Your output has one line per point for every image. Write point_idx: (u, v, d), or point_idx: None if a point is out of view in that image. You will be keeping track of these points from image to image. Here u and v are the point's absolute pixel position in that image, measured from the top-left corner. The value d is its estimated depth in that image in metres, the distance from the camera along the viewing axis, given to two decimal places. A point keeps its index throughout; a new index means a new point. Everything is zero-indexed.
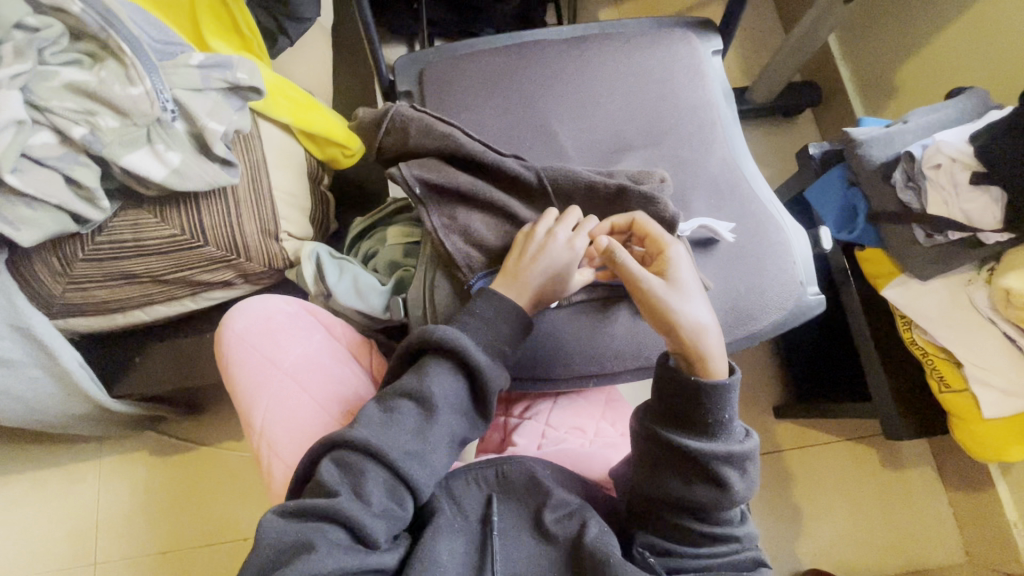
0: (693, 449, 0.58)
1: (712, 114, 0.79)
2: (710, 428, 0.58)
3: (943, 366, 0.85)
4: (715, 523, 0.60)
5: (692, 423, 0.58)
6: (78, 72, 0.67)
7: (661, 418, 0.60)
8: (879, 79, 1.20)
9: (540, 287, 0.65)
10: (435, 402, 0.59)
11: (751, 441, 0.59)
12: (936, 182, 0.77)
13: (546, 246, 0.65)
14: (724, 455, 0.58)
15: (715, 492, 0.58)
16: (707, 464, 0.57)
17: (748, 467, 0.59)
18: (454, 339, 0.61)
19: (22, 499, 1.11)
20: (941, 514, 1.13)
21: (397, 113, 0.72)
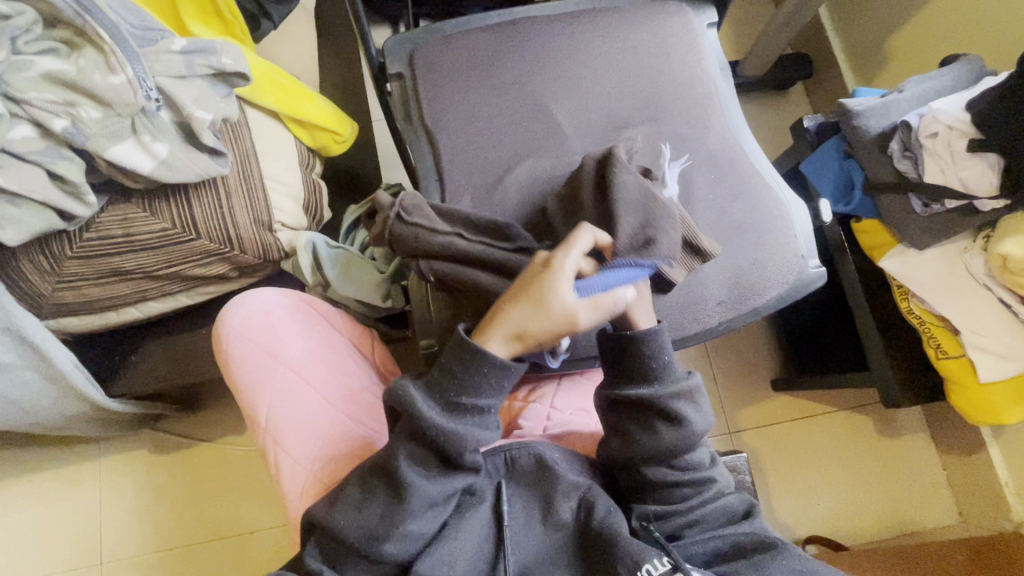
0: (644, 397, 0.59)
1: (709, 89, 0.78)
2: (654, 374, 0.59)
3: (941, 333, 0.86)
4: (693, 470, 0.61)
5: (634, 373, 0.59)
6: (55, 61, 0.64)
7: (609, 380, 0.62)
8: (870, 49, 1.19)
9: (522, 330, 0.52)
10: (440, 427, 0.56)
11: (694, 375, 0.61)
12: (934, 151, 0.77)
13: (544, 278, 0.51)
14: (673, 393, 0.59)
15: (678, 432, 0.59)
16: (663, 407, 0.59)
17: (698, 399, 0.61)
18: (417, 416, 0.54)
19: (22, 503, 1.10)
20: (935, 476, 1.16)
21: (392, 229, 0.64)
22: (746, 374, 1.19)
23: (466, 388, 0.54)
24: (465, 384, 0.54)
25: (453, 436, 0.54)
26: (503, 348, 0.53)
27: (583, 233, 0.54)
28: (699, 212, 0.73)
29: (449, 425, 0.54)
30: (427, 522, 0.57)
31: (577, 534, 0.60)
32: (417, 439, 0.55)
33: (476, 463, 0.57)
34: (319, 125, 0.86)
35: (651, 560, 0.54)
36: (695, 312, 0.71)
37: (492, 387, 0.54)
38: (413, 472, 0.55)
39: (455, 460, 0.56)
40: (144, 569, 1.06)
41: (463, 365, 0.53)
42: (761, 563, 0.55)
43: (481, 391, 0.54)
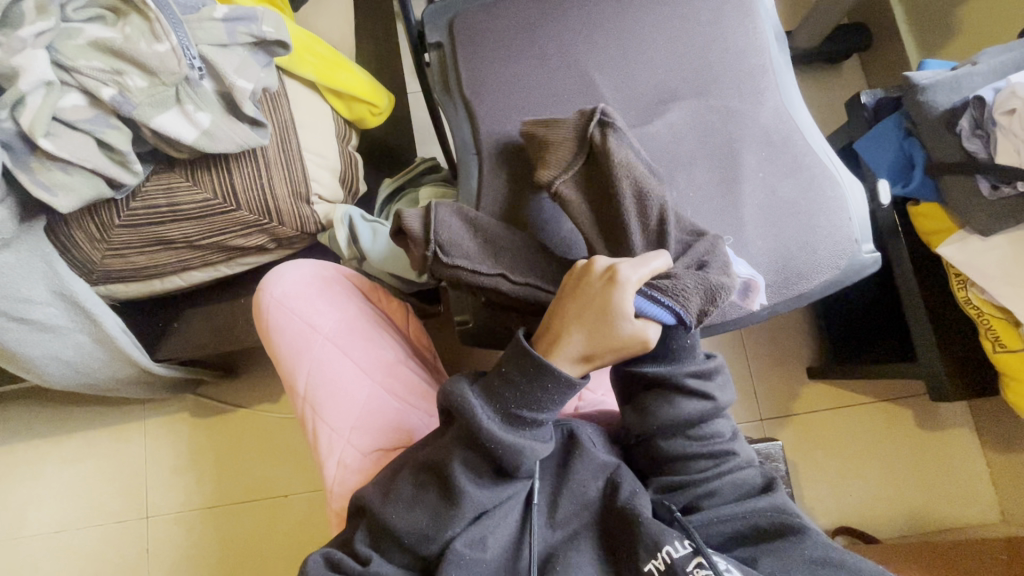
0: (663, 375, 0.58)
1: (763, 60, 0.74)
2: (673, 352, 0.58)
3: (1000, 325, 0.82)
4: (711, 443, 0.60)
5: (653, 351, 0.59)
6: (102, 29, 0.65)
7: (628, 358, 0.61)
8: (938, 18, 1.11)
9: (594, 351, 0.54)
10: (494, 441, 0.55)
11: (716, 358, 0.60)
12: (1009, 129, 0.71)
13: (612, 295, 0.54)
14: (692, 371, 0.58)
15: (696, 409, 0.58)
16: (680, 384, 0.58)
17: (718, 379, 0.60)
18: (476, 426, 0.54)
19: (76, 457, 1.16)
20: (976, 473, 1.12)
21: (433, 268, 0.63)
22: (781, 361, 1.16)
23: (528, 403, 0.54)
24: (527, 393, 0.54)
25: (512, 448, 0.55)
26: (569, 366, 0.55)
27: (657, 256, 0.56)
28: (748, 188, 0.69)
29: (512, 438, 0.55)
30: (471, 509, 0.56)
31: (602, 514, 0.59)
32: (471, 446, 0.56)
33: (527, 474, 0.58)
34: (358, 97, 0.87)
35: (673, 542, 0.52)
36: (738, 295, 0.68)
37: (556, 401, 0.55)
38: (466, 479, 0.56)
39: (509, 470, 0.56)
40: (187, 525, 1.12)
41: (530, 383, 0.54)
42: (782, 551, 0.53)
43: (546, 409, 0.55)
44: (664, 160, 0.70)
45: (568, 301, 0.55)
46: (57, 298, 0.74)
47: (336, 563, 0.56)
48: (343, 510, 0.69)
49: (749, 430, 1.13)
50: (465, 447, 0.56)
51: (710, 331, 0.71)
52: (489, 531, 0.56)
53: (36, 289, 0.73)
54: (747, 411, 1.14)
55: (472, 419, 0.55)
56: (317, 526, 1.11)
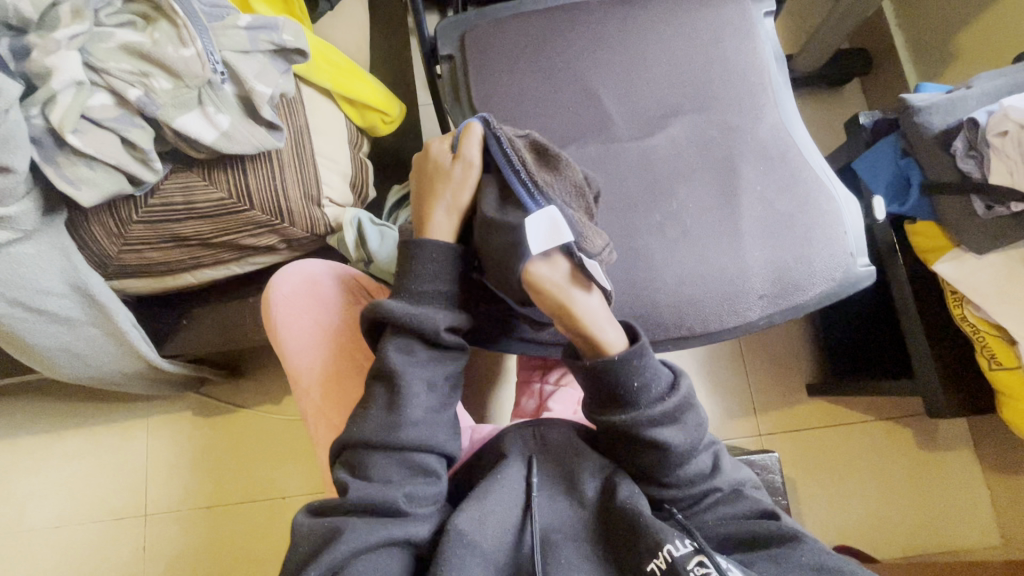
0: (618, 422, 0.58)
1: (763, 78, 0.76)
2: (629, 396, 0.59)
3: (995, 343, 0.82)
4: (685, 482, 0.60)
5: (611, 398, 0.59)
6: (132, 34, 0.69)
7: (592, 406, 0.61)
8: (937, 45, 1.14)
9: (436, 197, 0.62)
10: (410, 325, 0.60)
11: (676, 393, 0.59)
12: (1002, 151, 0.74)
13: (434, 157, 0.63)
14: (650, 418, 0.58)
15: (660, 457, 0.59)
16: (641, 434, 0.58)
17: (683, 417, 0.59)
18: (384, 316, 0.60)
19: (79, 452, 1.18)
20: (976, 497, 1.11)
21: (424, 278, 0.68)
22: (779, 376, 1.17)
23: (422, 278, 0.61)
24: (412, 268, 0.62)
25: (418, 318, 0.60)
26: (445, 226, 0.62)
27: None
28: (747, 202, 0.71)
29: (417, 310, 0.60)
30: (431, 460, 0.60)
31: (600, 511, 0.59)
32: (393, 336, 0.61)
33: (456, 343, 0.63)
34: (371, 106, 0.91)
35: (673, 540, 0.52)
36: (736, 305, 0.70)
37: (441, 268, 0.62)
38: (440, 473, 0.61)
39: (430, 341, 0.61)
40: (185, 523, 1.13)
41: (412, 260, 0.62)
42: (781, 556, 0.53)
43: (438, 278, 0.61)
44: (666, 172, 0.73)
45: (420, 187, 0.65)
46: (72, 290, 0.76)
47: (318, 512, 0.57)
48: None
49: (747, 444, 1.13)
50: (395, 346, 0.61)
51: (710, 338, 0.72)
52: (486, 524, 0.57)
53: (52, 281, 0.74)
54: (746, 425, 1.14)
55: (385, 311, 0.61)
56: None
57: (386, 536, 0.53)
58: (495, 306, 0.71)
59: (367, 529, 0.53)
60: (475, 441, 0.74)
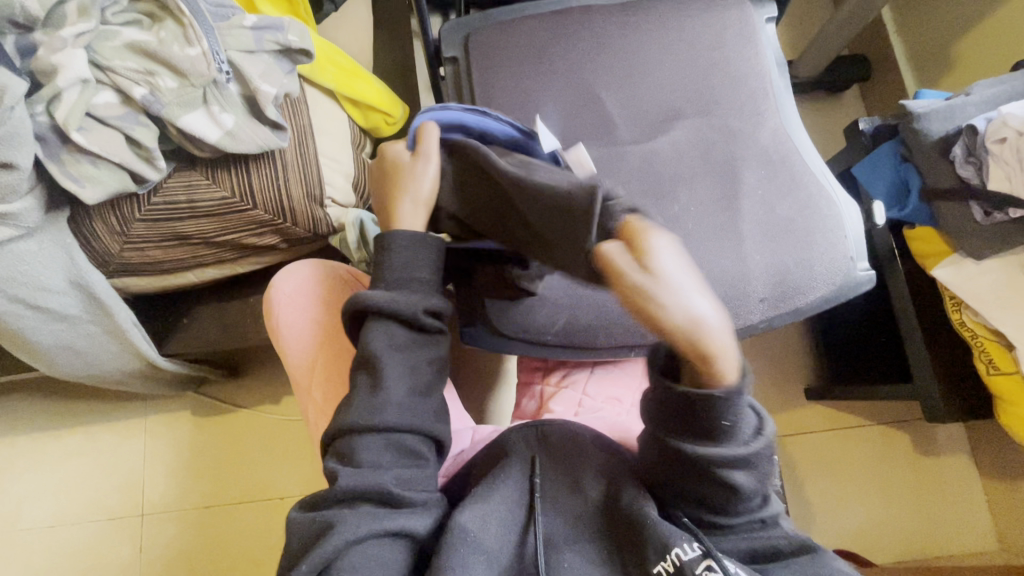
0: (692, 454, 0.52)
1: (764, 83, 0.77)
2: (713, 434, 0.50)
3: (993, 349, 0.83)
4: (734, 515, 0.55)
5: (693, 428, 0.51)
6: (138, 33, 0.69)
7: (665, 424, 0.53)
8: (935, 53, 1.15)
9: (399, 190, 0.64)
10: (389, 310, 0.60)
11: (763, 440, 0.51)
12: (1000, 157, 0.75)
13: (390, 157, 0.67)
14: (729, 460, 0.51)
15: (722, 494, 0.53)
16: (710, 471, 0.52)
17: (762, 464, 0.53)
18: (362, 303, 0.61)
19: (76, 451, 1.17)
20: (975, 503, 1.12)
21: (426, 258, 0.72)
22: (778, 380, 1.17)
23: (398, 266, 0.62)
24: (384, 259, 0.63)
25: (396, 304, 0.60)
26: (415, 214, 0.64)
27: None
28: (750, 205, 0.72)
29: (392, 296, 0.60)
30: (424, 454, 0.60)
31: (604, 513, 0.59)
32: (374, 322, 0.61)
33: (437, 327, 0.63)
34: (374, 106, 0.91)
35: (681, 544, 0.52)
36: (737, 308, 0.70)
37: (414, 255, 0.62)
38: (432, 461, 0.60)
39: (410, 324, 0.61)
40: (182, 523, 1.12)
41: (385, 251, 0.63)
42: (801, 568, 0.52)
43: (415, 266, 0.62)
44: (668, 175, 0.73)
45: (382, 187, 0.68)
46: (73, 288, 0.76)
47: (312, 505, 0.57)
48: None
49: None
50: (377, 330, 0.60)
51: None
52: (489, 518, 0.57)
53: (53, 279, 0.74)
54: None
55: (359, 299, 0.61)
56: None
57: (380, 527, 0.53)
58: (495, 303, 0.71)
59: (360, 520, 0.53)
60: (476, 441, 0.74)
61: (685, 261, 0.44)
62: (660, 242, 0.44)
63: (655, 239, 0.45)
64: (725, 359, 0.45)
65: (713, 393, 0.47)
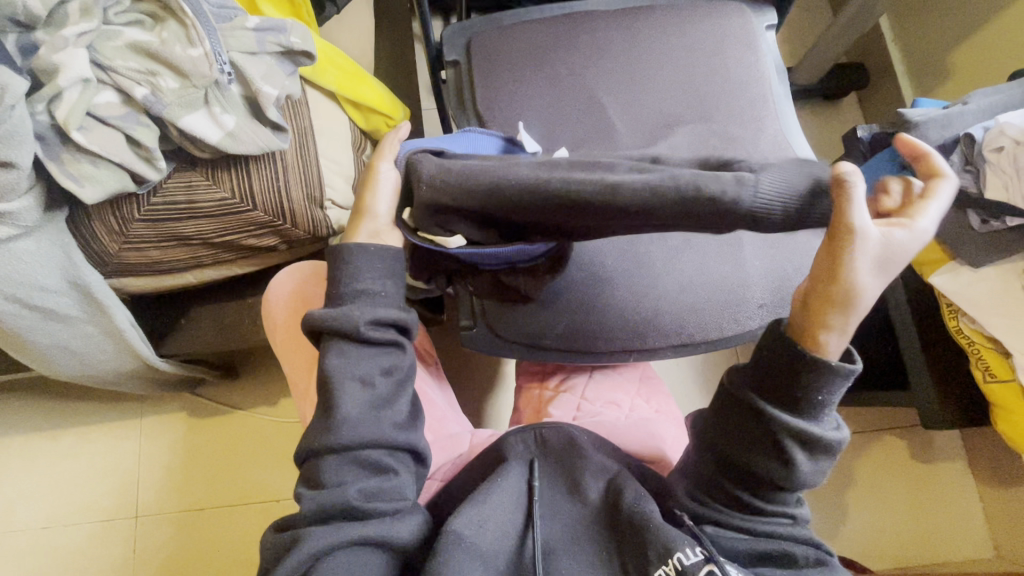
0: (771, 417, 0.53)
1: (764, 90, 0.78)
2: (799, 403, 0.52)
3: (990, 356, 0.83)
4: (770, 502, 0.56)
5: (783, 390, 0.53)
6: (140, 33, 0.69)
7: (756, 380, 0.55)
8: (932, 62, 1.16)
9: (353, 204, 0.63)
10: (341, 326, 0.57)
11: (838, 433, 0.53)
12: (998, 165, 0.75)
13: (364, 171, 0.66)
14: (803, 434, 0.52)
15: (781, 472, 0.53)
16: (781, 443, 0.53)
17: (824, 458, 0.54)
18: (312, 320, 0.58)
19: (70, 452, 1.16)
20: (971, 509, 1.12)
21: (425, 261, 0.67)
22: None
23: (344, 279, 0.59)
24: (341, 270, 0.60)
25: (347, 319, 0.57)
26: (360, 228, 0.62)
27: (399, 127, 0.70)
28: None
29: (336, 312, 0.58)
30: (395, 467, 0.58)
31: (603, 516, 0.59)
32: (330, 339, 0.58)
33: (391, 337, 0.59)
34: (375, 109, 0.91)
35: (684, 549, 0.52)
36: (736, 313, 0.70)
37: (367, 265, 0.60)
38: (404, 476, 0.58)
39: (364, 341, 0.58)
40: (176, 526, 1.11)
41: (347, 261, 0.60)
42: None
43: (359, 276, 0.59)
44: None
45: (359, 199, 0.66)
46: (71, 288, 0.76)
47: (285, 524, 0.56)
48: None
49: None
50: (335, 349, 0.58)
51: (711, 346, 0.72)
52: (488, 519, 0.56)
53: (51, 278, 0.74)
54: None
55: (310, 321, 0.59)
56: None
57: (354, 538, 0.53)
58: (495, 307, 0.72)
59: (333, 532, 0.53)
60: (475, 445, 0.74)
61: (916, 249, 0.49)
62: (923, 226, 0.49)
63: (931, 215, 0.49)
64: (841, 335, 0.51)
65: (820, 356, 0.51)
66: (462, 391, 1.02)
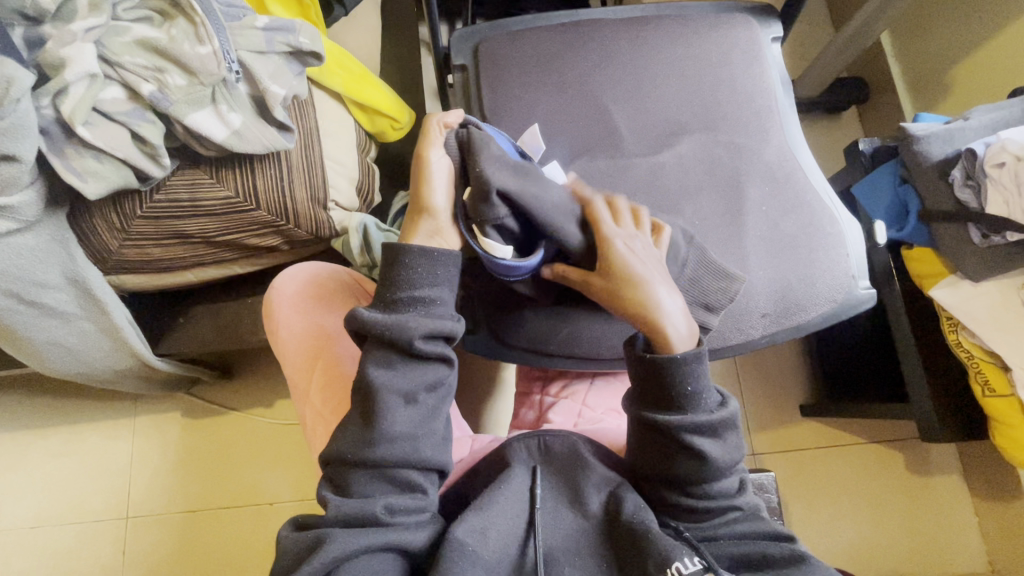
0: (662, 424, 0.57)
1: (770, 101, 0.78)
2: (679, 401, 0.58)
3: (989, 370, 0.84)
4: (710, 499, 0.58)
5: (665, 398, 0.58)
6: (149, 30, 0.69)
7: (639, 403, 0.60)
8: (932, 78, 1.17)
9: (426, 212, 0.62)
10: (396, 332, 0.58)
11: (724, 408, 0.59)
12: (999, 181, 0.76)
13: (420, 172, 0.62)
14: (695, 425, 0.57)
15: (697, 467, 0.57)
16: (682, 440, 0.57)
17: (725, 435, 0.58)
18: (365, 321, 0.59)
19: (61, 451, 1.15)
20: (965, 523, 1.12)
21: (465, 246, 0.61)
22: (774, 397, 1.17)
23: (403, 284, 0.60)
24: (398, 276, 0.60)
25: (399, 325, 0.58)
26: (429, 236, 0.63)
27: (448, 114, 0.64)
28: (755, 221, 0.72)
29: (393, 317, 0.59)
30: (425, 484, 0.58)
31: (605, 528, 0.58)
32: (377, 343, 0.59)
33: (439, 350, 0.60)
34: (380, 111, 0.91)
35: (682, 559, 0.52)
36: (738, 322, 0.71)
37: (427, 272, 0.61)
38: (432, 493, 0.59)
39: (410, 349, 0.58)
40: (168, 528, 1.10)
41: (400, 267, 0.60)
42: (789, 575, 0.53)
43: (418, 282, 0.60)
44: (673, 188, 0.73)
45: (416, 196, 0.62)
46: (70, 284, 0.75)
47: (305, 524, 0.57)
48: None
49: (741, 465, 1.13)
50: (380, 354, 0.59)
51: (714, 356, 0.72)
52: (490, 524, 0.56)
53: (49, 273, 0.73)
54: None
55: (361, 322, 0.59)
56: None
57: (375, 544, 0.53)
58: (501, 312, 0.72)
59: (352, 537, 0.53)
60: (476, 451, 0.73)
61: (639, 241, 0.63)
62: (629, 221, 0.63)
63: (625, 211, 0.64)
64: (673, 322, 0.59)
65: (667, 351, 0.58)
66: (462, 395, 1.01)
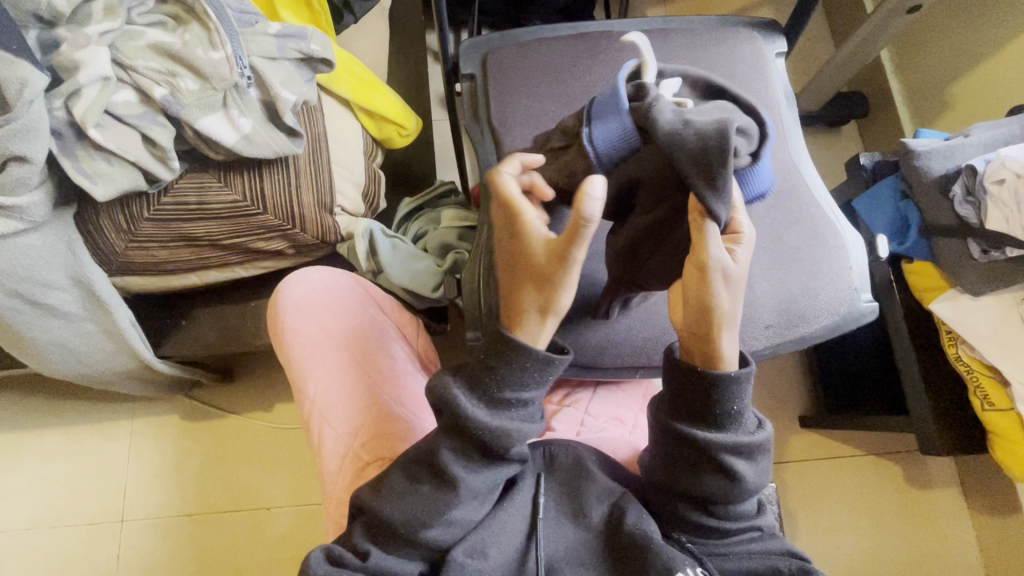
0: (701, 441, 0.56)
1: (773, 115, 0.79)
2: (720, 420, 0.56)
3: (990, 385, 0.85)
4: (729, 518, 0.58)
5: (704, 414, 0.56)
6: (163, 34, 0.70)
7: (674, 413, 0.58)
8: (931, 94, 1.19)
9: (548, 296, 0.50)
10: (491, 436, 0.53)
11: (762, 431, 0.58)
12: (998, 198, 0.77)
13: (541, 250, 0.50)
14: (733, 445, 0.56)
15: (727, 488, 0.56)
16: (717, 458, 0.56)
17: (758, 457, 0.58)
18: (463, 416, 0.52)
19: (58, 451, 1.14)
20: (964, 537, 1.12)
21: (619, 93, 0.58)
22: (774, 407, 1.17)
23: (509, 383, 0.52)
24: (505, 375, 0.52)
25: (501, 431, 0.53)
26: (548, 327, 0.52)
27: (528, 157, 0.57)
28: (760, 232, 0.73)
29: (498, 422, 0.52)
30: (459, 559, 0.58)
31: (606, 538, 0.58)
32: (460, 434, 0.53)
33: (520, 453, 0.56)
34: (388, 117, 0.92)
35: (684, 570, 0.53)
36: (742, 333, 0.71)
37: (533, 377, 0.53)
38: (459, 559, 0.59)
39: (500, 452, 0.54)
40: (164, 532, 1.09)
41: (505, 365, 0.52)
42: None
43: (526, 386, 0.53)
44: None
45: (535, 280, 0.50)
46: (74, 285, 0.75)
47: (339, 559, 0.54)
48: (342, 517, 0.67)
49: None
50: (458, 448, 0.54)
51: None
52: (489, 540, 0.57)
53: (55, 274, 0.73)
54: None
55: (457, 413, 0.52)
56: (297, 544, 1.08)
57: None
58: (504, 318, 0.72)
59: None
60: None
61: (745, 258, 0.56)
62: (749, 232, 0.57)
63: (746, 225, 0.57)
64: (733, 341, 0.55)
65: (720, 369, 0.55)
66: None
